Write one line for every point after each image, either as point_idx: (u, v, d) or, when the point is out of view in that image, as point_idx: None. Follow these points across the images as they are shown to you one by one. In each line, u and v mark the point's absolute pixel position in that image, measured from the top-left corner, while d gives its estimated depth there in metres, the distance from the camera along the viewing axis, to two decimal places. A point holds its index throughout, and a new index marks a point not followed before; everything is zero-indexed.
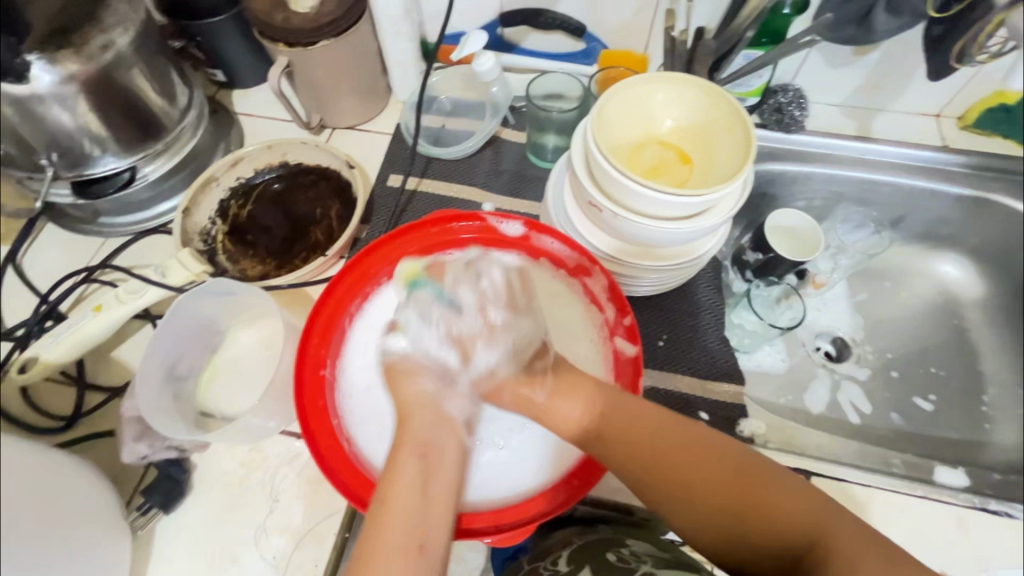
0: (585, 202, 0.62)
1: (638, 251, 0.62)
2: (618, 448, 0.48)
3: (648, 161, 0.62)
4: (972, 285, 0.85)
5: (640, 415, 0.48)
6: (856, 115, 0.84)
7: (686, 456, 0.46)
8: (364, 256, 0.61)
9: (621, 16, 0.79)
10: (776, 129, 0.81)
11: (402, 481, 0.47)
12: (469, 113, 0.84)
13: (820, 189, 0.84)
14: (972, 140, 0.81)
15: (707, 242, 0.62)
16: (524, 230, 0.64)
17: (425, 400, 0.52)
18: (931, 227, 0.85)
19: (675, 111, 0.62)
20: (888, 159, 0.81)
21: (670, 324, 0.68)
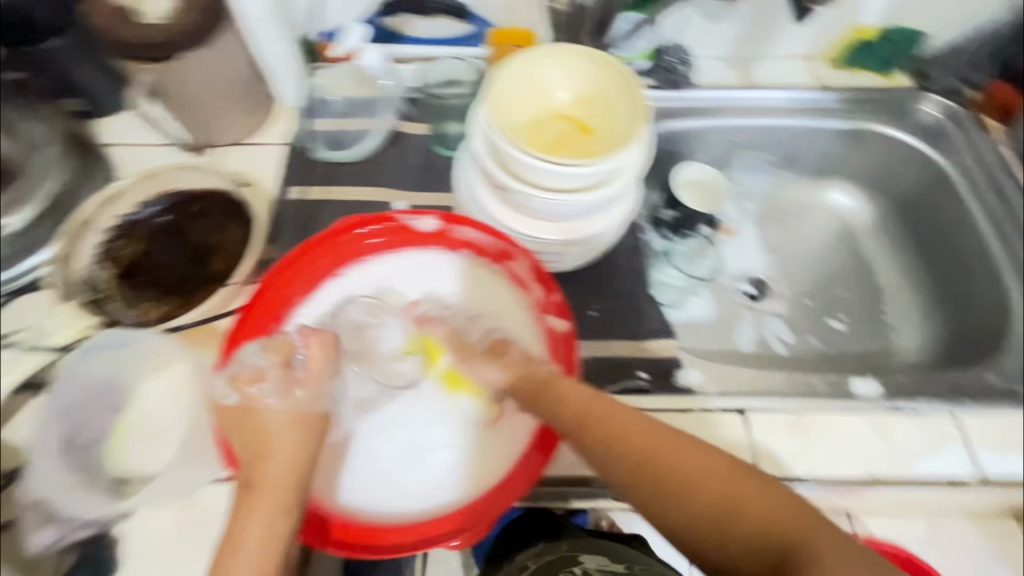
0: (493, 183, 0.60)
1: (551, 229, 0.62)
2: (588, 434, 0.49)
3: (549, 134, 0.61)
4: (864, 210, 0.92)
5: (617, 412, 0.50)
6: (740, 65, 0.87)
7: (674, 454, 0.46)
8: (276, 276, 0.59)
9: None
10: (669, 88, 0.84)
11: (255, 521, 0.48)
12: (363, 110, 0.80)
13: (717, 141, 0.88)
14: (844, 76, 0.87)
15: (616, 211, 0.63)
16: (440, 224, 0.63)
17: (283, 430, 0.53)
18: (819, 162, 0.91)
19: (569, 81, 0.62)
20: (773, 104, 0.86)
21: (600, 294, 0.69)
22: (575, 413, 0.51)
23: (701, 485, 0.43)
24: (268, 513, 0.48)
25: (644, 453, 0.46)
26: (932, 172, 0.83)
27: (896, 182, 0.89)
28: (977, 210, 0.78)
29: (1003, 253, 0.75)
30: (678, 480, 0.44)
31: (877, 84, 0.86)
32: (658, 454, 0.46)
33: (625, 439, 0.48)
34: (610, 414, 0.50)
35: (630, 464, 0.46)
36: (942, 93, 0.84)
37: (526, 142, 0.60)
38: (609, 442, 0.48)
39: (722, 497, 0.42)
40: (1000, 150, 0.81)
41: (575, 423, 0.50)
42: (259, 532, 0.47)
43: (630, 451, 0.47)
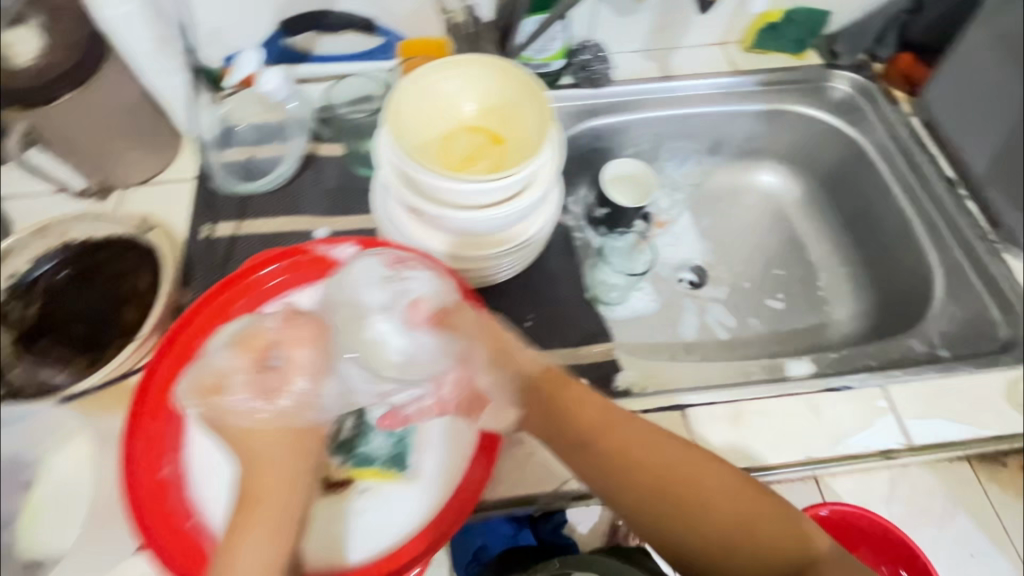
0: (406, 206, 0.59)
1: (471, 246, 0.60)
2: (611, 458, 0.49)
3: (457, 150, 0.60)
4: (794, 189, 0.93)
5: (637, 431, 0.50)
6: (656, 56, 0.87)
7: (685, 475, 0.47)
8: (185, 324, 0.56)
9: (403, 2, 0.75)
10: (586, 86, 0.84)
11: (247, 552, 0.44)
12: (274, 136, 0.76)
13: (642, 134, 0.88)
14: (756, 60, 0.88)
15: (534, 218, 0.62)
16: (358, 249, 0.61)
17: (278, 445, 0.49)
18: (745, 145, 0.92)
19: (471, 92, 0.60)
20: (691, 94, 0.87)
21: (534, 303, 0.68)
22: (586, 427, 0.51)
23: (727, 510, 0.45)
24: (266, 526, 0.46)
25: (675, 474, 0.47)
26: (848, 147, 0.85)
27: (818, 158, 0.90)
28: (893, 181, 0.78)
29: (920, 222, 0.74)
30: (685, 501, 0.46)
31: (789, 64, 0.88)
32: (670, 476, 0.47)
33: (649, 465, 0.48)
34: (622, 427, 0.50)
35: (654, 490, 0.47)
36: (851, 68, 0.86)
37: (434, 162, 0.59)
38: (621, 456, 0.48)
39: (732, 524, 0.45)
40: (909, 122, 0.81)
41: (582, 437, 0.51)
42: (250, 564, 0.44)
43: (657, 480, 0.47)
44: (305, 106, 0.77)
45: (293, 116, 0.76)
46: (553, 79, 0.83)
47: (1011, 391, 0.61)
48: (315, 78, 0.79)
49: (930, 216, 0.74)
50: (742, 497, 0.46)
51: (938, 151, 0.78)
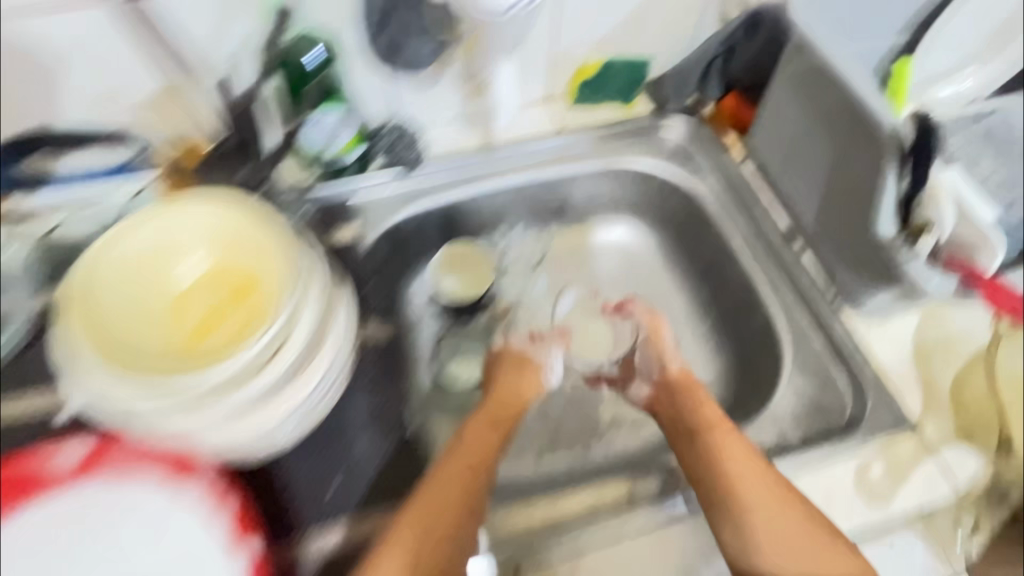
0: (145, 414, 0.47)
1: (247, 430, 0.50)
2: (696, 426, 0.60)
3: (193, 319, 0.51)
4: (653, 242, 0.85)
5: (717, 415, 0.60)
6: (477, 124, 0.78)
7: (735, 469, 0.55)
8: None
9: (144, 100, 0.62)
10: (393, 177, 0.75)
11: (438, 491, 0.53)
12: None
13: (474, 210, 0.79)
14: (581, 117, 0.81)
15: (319, 370, 0.53)
16: (89, 451, 0.50)
17: (517, 389, 0.66)
18: (592, 202, 0.84)
19: (189, 243, 0.53)
20: (522, 161, 0.79)
21: (339, 463, 0.58)
22: (702, 418, 0.60)
23: (751, 490, 0.53)
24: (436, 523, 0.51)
25: (725, 459, 0.56)
26: (687, 199, 0.79)
27: (669, 210, 0.82)
28: (733, 235, 0.74)
29: (764, 281, 0.70)
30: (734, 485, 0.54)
31: (618, 116, 0.81)
32: (736, 471, 0.55)
33: (708, 440, 0.57)
34: (721, 420, 0.59)
35: (711, 465, 0.56)
36: (681, 114, 0.81)
37: (163, 348, 0.50)
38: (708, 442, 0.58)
39: (774, 533, 0.51)
40: (742, 171, 0.77)
41: (686, 421, 0.61)
42: (446, 495, 0.53)
43: (715, 460, 0.56)
44: (34, 245, 0.62)
45: (14, 260, 0.62)
46: (360, 168, 0.73)
47: (859, 479, 0.56)
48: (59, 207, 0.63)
49: (772, 272, 0.70)
50: (769, 489, 0.53)
51: (770, 199, 0.74)
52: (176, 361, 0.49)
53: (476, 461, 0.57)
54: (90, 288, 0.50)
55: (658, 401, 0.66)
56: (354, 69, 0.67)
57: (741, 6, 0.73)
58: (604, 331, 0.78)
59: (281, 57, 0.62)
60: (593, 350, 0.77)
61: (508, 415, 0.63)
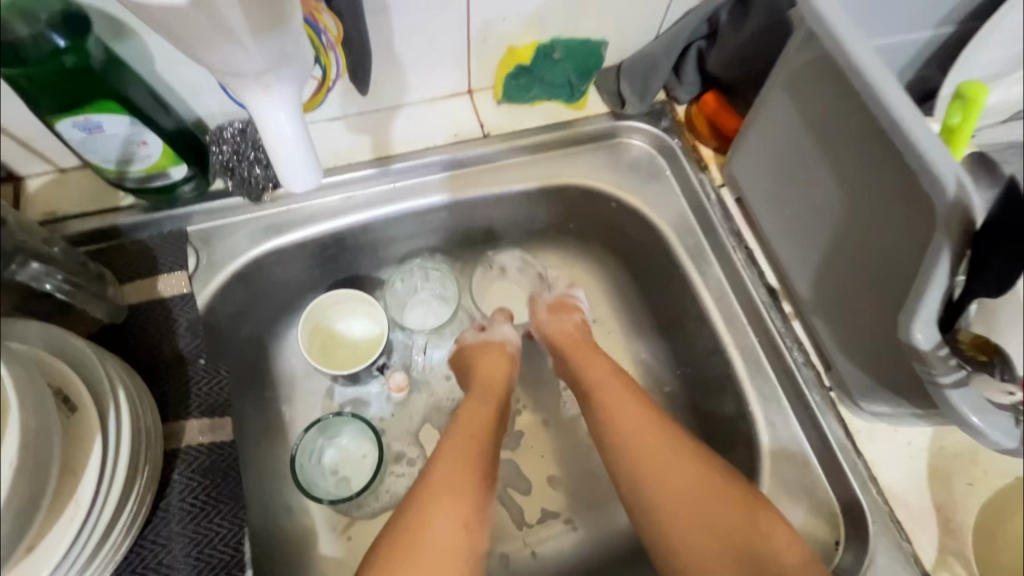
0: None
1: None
2: (586, 382, 0.55)
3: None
4: (601, 271, 0.67)
5: (603, 365, 0.56)
6: (367, 125, 0.57)
7: (632, 428, 0.50)
8: None
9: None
10: (241, 194, 0.53)
11: (446, 465, 0.49)
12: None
13: (367, 239, 0.60)
14: (514, 118, 0.60)
15: (69, 526, 0.35)
16: None
17: (496, 363, 0.59)
18: (526, 227, 0.65)
19: None
20: (428, 181, 0.59)
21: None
22: (590, 379, 0.55)
23: (663, 452, 0.48)
24: (447, 485, 0.48)
25: (627, 415, 0.51)
26: (649, 234, 0.60)
27: (627, 242, 0.63)
28: (704, 289, 0.56)
29: (739, 356, 0.53)
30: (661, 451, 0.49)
31: (560, 119, 0.60)
32: (631, 430, 0.50)
33: (602, 401, 0.53)
34: (622, 378, 0.55)
35: (620, 423, 0.51)
36: (644, 117, 0.61)
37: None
38: (606, 398, 0.53)
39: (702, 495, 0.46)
40: (721, 200, 0.58)
41: (583, 377, 0.56)
42: (456, 467, 0.49)
43: (612, 419, 0.51)
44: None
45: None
46: (198, 188, 0.53)
47: None
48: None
49: (753, 345, 0.53)
50: (670, 447, 0.49)
51: (754, 242, 0.56)
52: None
53: (478, 428, 0.53)
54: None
55: (565, 370, 0.59)
56: (155, 49, 0.44)
57: None
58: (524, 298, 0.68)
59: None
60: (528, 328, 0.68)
61: (502, 394, 0.57)
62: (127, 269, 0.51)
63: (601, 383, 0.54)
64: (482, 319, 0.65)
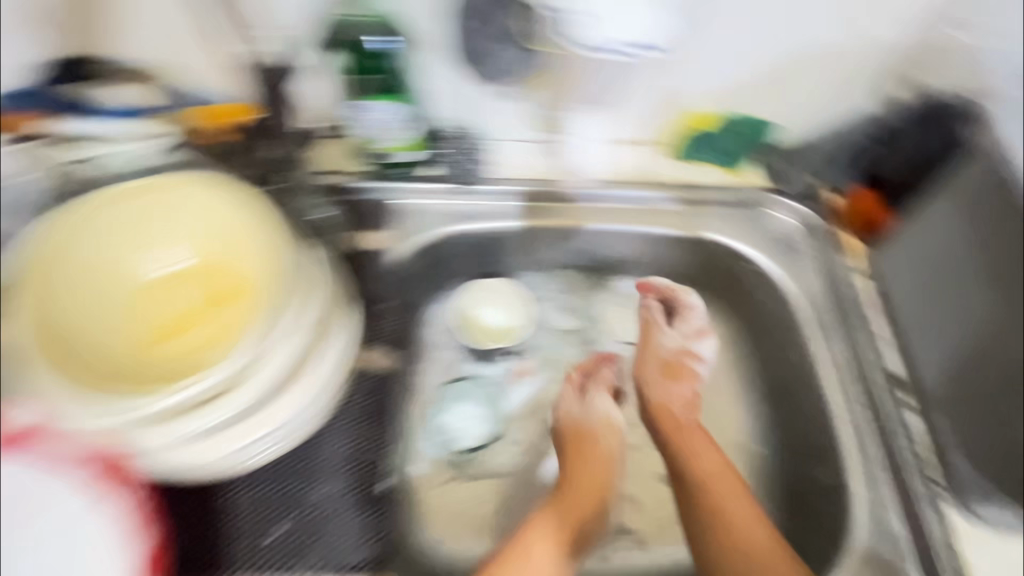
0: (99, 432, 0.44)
1: (205, 452, 0.46)
2: (694, 463, 0.60)
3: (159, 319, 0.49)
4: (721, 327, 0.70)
5: (711, 451, 0.61)
6: (554, 150, 0.67)
7: (735, 521, 0.55)
8: None
9: (222, 40, 0.56)
10: (450, 182, 0.65)
11: (552, 513, 0.59)
12: (10, 227, 0.58)
13: (528, 246, 0.69)
14: (683, 172, 0.69)
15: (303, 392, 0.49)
16: (33, 421, 0.45)
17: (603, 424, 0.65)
18: (663, 269, 0.72)
19: (174, 243, 0.51)
20: (591, 207, 0.68)
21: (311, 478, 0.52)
22: (697, 461, 0.60)
23: (755, 548, 0.54)
24: (553, 530, 0.57)
25: (730, 503, 0.57)
26: (780, 304, 0.65)
27: (756, 307, 0.68)
28: (823, 364, 0.61)
29: (848, 430, 0.58)
30: (753, 539, 0.55)
31: (721, 181, 0.68)
32: (734, 524, 0.55)
33: (710, 487, 0.58)
34: (725, 473, 0.59)
35: (724, 512, 0.56)
36: (798, 198, 0.67)
37: (128, 356, 0.48)
38: (709, 501, 0.57)
39: None
40: (852, 284, 0.64)
41: (688, 461, 0.60)
42: (558, 519, 0.58)
43: (715, 506, 0.57)
44: (42, 180, 0.57)
45: (22, 190, 0.57)
46: (415, 169, 0.65)
47: None
48: (121, 142, 0.56)
49: (862, 426, 0.57)
50: (763, 545, 0.54)
51: (880, 333, 0.61)
52: (147, 370, 0.47)
53: (584, 490, 0.61)
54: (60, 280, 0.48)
55: (662, 433, 0.64)
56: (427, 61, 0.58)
57: (916, 91, 0.61)
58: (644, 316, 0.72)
59: (336, 27, 0.54)
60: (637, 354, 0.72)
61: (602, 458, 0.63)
62: (351, 219, 0.63)
63: (709, 476, 0.59)
64: (602, 341, 0.72)
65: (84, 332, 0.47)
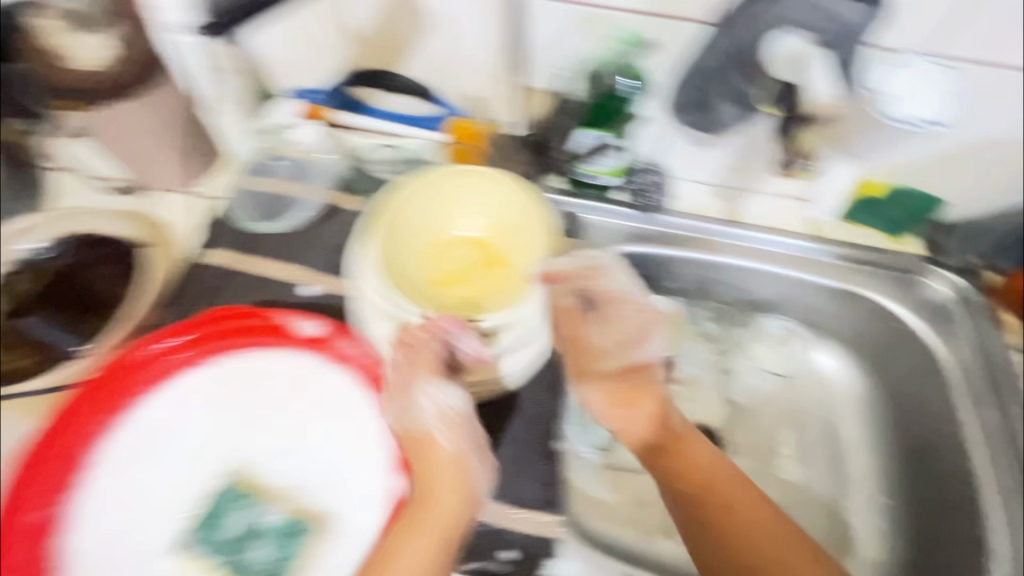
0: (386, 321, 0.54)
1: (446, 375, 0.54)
2: (685, 471, 0.60)
3: (446, 271, 0.54)
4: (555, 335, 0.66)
5: (701, 453, 0.61)
6: (725, 196, 0.78)
7: (744, 513, 0.57)
8: (141, 343, 0.54)
9: (488, 68, 0.69)
10: (635, 210, 0.74)
11: (439, 494, 0.50)
12: (293, 187, 0.74)
13: (688, 273, 0.77)
14: (846, 231, 0.77)
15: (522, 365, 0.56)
16: (322, 329, 0.56)
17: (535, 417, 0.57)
18: (808, 314, 0.79)
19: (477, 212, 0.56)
20: (753, 248, 0.75)
21: (505, 422, 0.61)
22: (688, 472, 0.60)
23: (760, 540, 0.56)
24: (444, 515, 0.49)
25: (730, 503, 0.58)
26: (931, 366, 0.70)
27: (894, 365, 0.75)
28: (974, 427, 0.64)
29: (998, 494, 0.61)
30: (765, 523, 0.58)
31: (883, 245, 0.75)
32: (744, 518, 0.57)
33: (710, 487, 0.59)
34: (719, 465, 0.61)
35: (728, 511, 0.58)
36: (956, 271, 0.72)
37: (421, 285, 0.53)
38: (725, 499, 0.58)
39: None
40: (1007, 360, 0.67)
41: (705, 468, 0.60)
42: (445, 491, 0.50)
43: (721, 506, 0.58)
44: (341, 158, 0.75)
45: (325, 164, 0.75)
46: (603, 193, 0.75)
47: None
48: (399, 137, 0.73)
49: (1013, 493, 0.60)
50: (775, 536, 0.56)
51: None
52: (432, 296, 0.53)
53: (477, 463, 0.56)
54: (399, 213, 0.56)
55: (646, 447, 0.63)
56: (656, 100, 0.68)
57: None
58: (783, 352, 0.80)
59: (596, 77, 0.64)
60: (769, 388, 0.79)
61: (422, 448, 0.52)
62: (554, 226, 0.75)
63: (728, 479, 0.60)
64: (739, 370, 0.79)
65: (395, 257, 0.54)
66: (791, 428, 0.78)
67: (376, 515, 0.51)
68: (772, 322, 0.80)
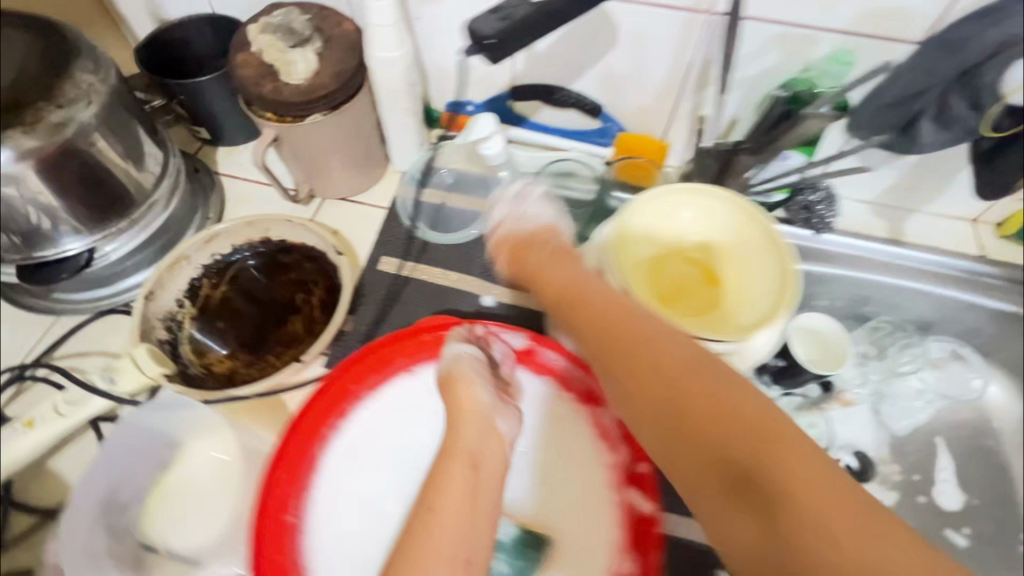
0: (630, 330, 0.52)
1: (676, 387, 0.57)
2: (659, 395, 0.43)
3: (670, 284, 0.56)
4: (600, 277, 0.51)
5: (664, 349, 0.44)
6: (886, 214, 0.78)
7: (745, 410, 0.40)
8: (362, 353, 0.57)
9: (668, 85, 0.70)
10: (805, 228, 0.74)
11: (451, 483, 0.44)
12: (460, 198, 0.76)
13: (846, 290, 0.77)
14: (1011, 251, 0.76)
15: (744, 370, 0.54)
16: (528, 342, 0.59)
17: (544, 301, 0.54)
18: (968, 336, 0.77)
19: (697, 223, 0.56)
20: (917, 268, 0.75)
21: None
22: (648, 395, 0.44)
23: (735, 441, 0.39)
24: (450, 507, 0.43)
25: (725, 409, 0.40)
26: None
27: None
28: None
29: None
30: (779, 514, 0.37)
31: None
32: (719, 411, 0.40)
33: (696, 402, 0.41)
34: (764, 402, 0.41)
35: (722, 425, 0.40)
36: None
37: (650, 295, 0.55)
38: (773, 498, 0.37)
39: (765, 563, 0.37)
40: None
41: (634, 378, 0.44)
42: (456, 489, 0.44)
43: (722, 428, 0.40)
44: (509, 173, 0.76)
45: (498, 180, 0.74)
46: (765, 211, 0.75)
47: None
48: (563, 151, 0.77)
49: None
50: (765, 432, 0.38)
51: None
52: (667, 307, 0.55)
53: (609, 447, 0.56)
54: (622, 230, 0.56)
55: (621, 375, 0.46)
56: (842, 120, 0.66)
57: None
58: (945, 376, 0.78)
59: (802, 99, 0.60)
60: (927, 411, 0.78)
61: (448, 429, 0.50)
62: None
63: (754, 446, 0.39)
64: (897, 392, 0.78)
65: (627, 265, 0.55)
66: (949, 452, 0.77)
67: (604, 526, 0.54)
68: (939, 347, 0.77)
